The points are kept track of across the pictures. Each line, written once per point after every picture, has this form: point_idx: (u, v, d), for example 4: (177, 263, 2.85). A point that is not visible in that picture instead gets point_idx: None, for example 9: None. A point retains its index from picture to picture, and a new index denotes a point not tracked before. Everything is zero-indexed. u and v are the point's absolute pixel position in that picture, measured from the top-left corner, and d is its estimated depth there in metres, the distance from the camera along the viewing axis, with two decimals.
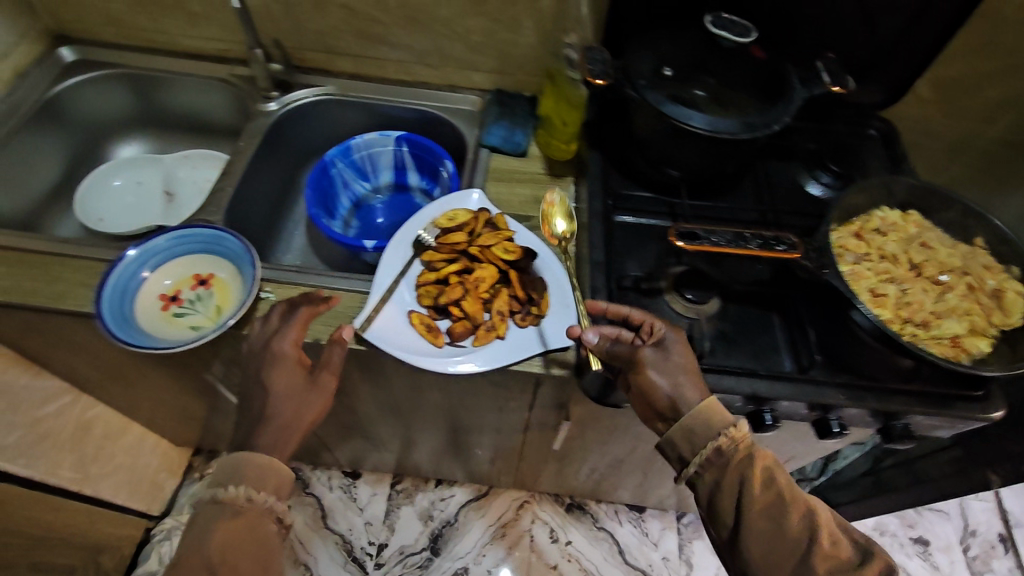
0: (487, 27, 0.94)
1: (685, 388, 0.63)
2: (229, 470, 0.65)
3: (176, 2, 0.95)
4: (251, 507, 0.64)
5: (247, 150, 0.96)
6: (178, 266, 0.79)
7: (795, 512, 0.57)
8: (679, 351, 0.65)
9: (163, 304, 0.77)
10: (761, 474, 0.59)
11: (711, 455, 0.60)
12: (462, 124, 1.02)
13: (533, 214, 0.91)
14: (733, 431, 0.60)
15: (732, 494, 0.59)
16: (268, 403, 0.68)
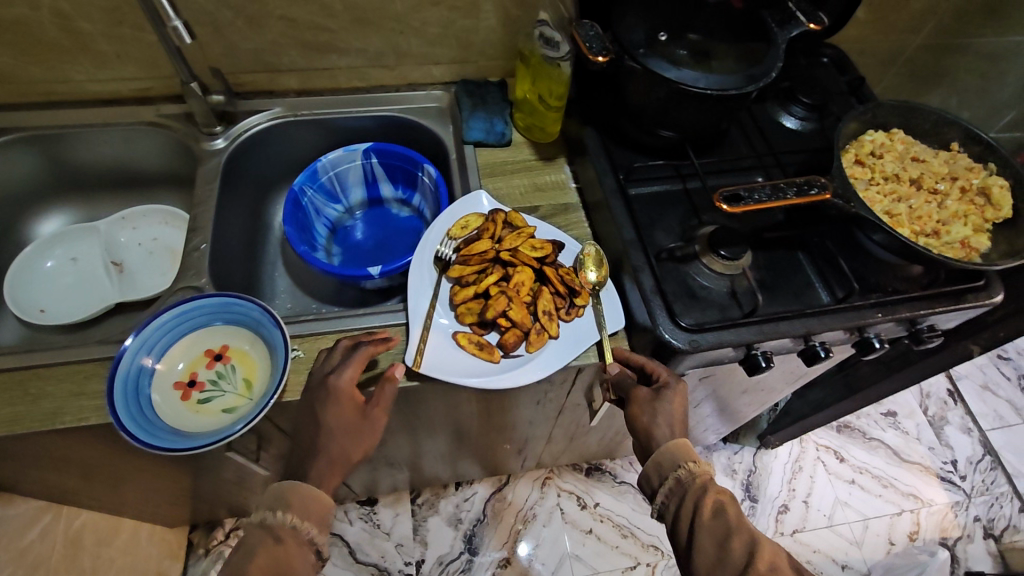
0: (446, 17, 0.89)
1: (663, 430, 0.66)
2: (278, 495, 0.62)
3: (80, 43, 0.82)
4: (290, 535, 0.60)
5: (209, 198, 0.86)
6: (184, 346, 0.71)
7: (738, 539, 0.59)
8: (678, 402, 0.68)
9: (183, 393, 0.69)
10: (712, 504, 0.62)
11: (673, 485, 0.64)
12: (433, 123, 0.96)
13: (540, 203, 0.87)
14: (693, 468, 0.64)
15: (687, 518, 0.62)
16: (322, 437, 0.64)
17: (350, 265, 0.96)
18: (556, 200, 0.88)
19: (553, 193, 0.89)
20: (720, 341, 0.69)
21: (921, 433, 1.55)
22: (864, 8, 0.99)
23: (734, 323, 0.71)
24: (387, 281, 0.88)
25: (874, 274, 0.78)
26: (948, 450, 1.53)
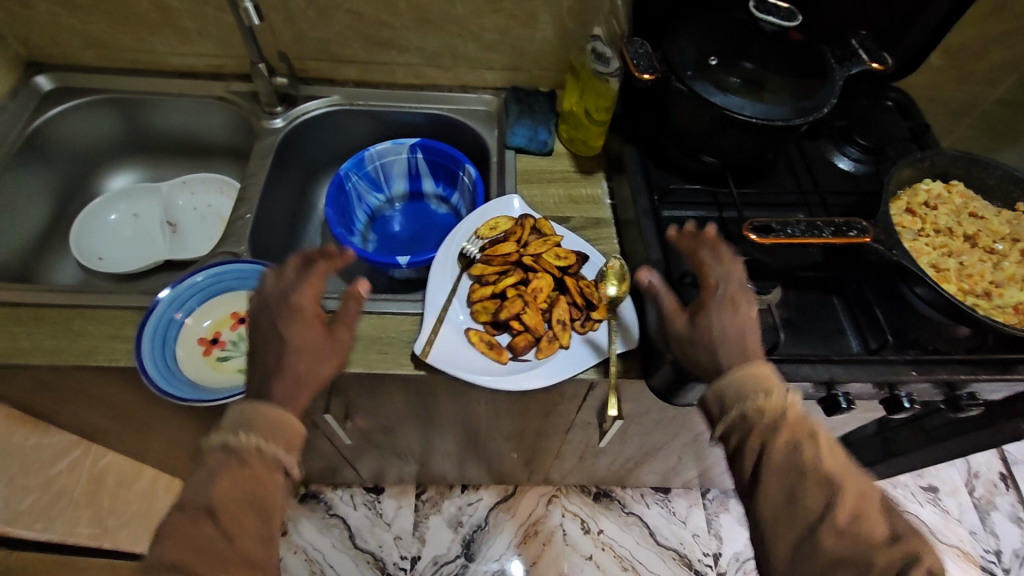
0: (504, 25, 0.91)
1: (715, 357, 0.59)
2: (242, 416, 0.56)
3: (166, 18, 0.89)
4: (258, 460, 0.54)
5: (259, 173, 0.91)
6: (212, 306, 0.75)
7: (815, 490, 0.51)
8: (726, 314, 0.60)
9: (206, 348, 0.73)
10: (786, 445, 0.53)
11: (736, 422, 0.55)
12: (480, 125, 0.99)
13: (572, 214, 0.88)
14: (767, 404, 0.55)
15: (751, 458, 0.54)
16: (283, 354, 0.60)
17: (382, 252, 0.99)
18: (588, 214, 0.88)
19: (586, 206, 0.89)
20: None
21: (962, 515, 1.43)
22: (937, 54, 0.94)
23: None
24: (414, 272, 0.90)
25: (913, 330, 0.73)
26: (992, 537, 1.41)
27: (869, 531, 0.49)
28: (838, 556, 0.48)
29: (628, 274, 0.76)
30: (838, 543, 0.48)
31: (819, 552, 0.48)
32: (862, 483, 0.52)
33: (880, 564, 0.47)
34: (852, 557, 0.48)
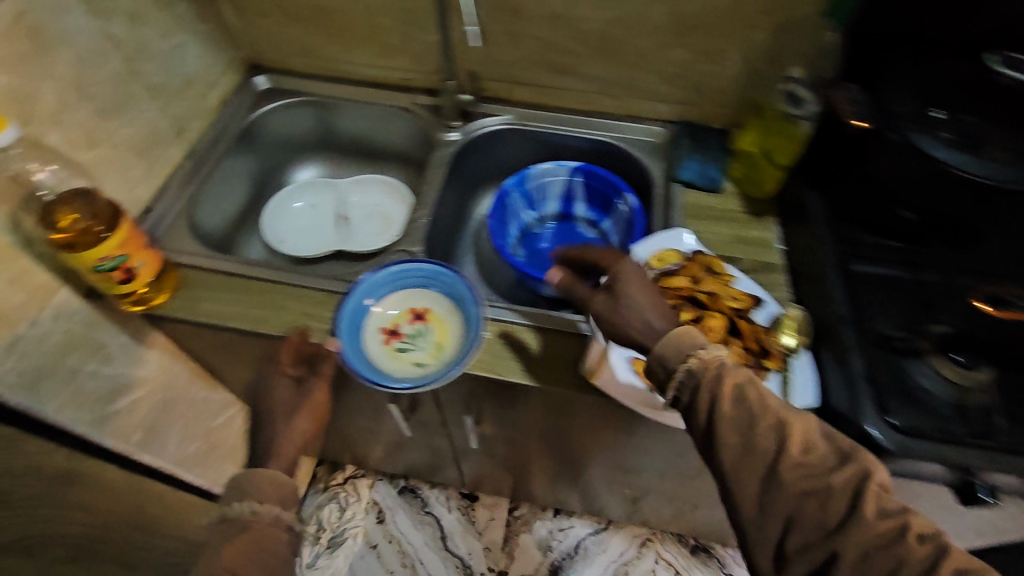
0: (687, 59, 0.91)
1: (641, 325, 0.65)
2: (238, 487, 0.65)
3: (372, 34, 0.97)
4: (257, 521, 0.62)
5: (434, 181, 0.97)
6: (395, 299, 0.81)
7: (764, 425, 0.55)
8: (633, 284, 0.67)
9: (386, 338, 0.78)
10: (731, 393, 0.57)
11: (683, 378, 0.59)
12: (646, 156, 0.99)
13: (741, 255, 0.86)
14: (701, 356, 0.59)
15: (704, 410, 0.57)
16: (267, 425, 0.69)
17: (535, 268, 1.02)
18: (759, 257, 0.86)
19: (756, 249, 0.87)
20: (932, 455, 0.61)
21: None
22: None
23: (955, 441, 0.62)
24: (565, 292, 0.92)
25: None
26: None
27: (817, 454, 0.53)
28: (801, 480, 0.52)
29: (807, 327, 0.74)
30: (796, 474, 0.52)
31: (782, 484, 0.52)
32: (806, 420, 0.56)
33: (835, 484, 0.51)
34: (813, 486, 0.51)
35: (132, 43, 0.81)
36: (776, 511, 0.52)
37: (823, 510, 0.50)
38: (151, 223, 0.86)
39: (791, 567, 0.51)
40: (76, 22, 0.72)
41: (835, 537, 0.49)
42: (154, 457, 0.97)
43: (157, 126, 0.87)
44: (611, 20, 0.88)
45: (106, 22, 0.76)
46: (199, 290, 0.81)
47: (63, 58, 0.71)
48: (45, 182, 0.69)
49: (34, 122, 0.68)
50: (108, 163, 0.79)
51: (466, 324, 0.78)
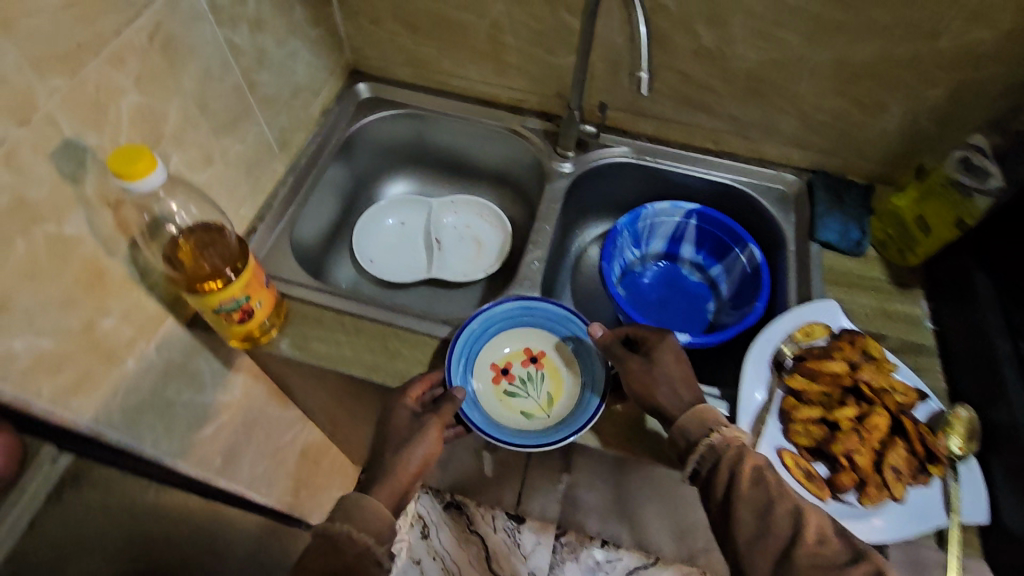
0: (843, 109, 0.83)
1: (667, 394, 0.67)
2: (343, 505, 0.61)
3: (493, 51, 0.90)
4: (351, 545, 0.59)
5: (550, 217, 0.90)
6: (513, 337, 0.78)
7: (782, 512, 0.58)
8: (671, 359, 0.69)
9: (495, 376, 0.76)
10: (750, 473, 0.60)
11: (705, 452, 0.63)
12: (775, 208, 0.92)
13: (890, 331, 0.79)
14: (724, 432, 0.64)
15: (723, 485, 0.61)
16: (390, 451, 0.65)
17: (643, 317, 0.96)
18: (908, 336, 0.79)
19: (905, 326, 0.80)
20: None
21: None
22: None
23: None
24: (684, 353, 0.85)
25: None
26: None
27: (832, 545, 0.56)
28: (812, 569, 0.55)
29: (976, 432, 0.68)
30: (808, 562, 0.55)
31: (794, 569, 0.55)
32: (821, 514, 0.59)
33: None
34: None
35: (253, 54, 0.74)
36: None
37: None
38: (255, 245, 0.81)
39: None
40: (207, 35, 0.66)
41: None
42: (232, 481, 0.92)
43: (264, 142, 0.81)
44: (767, 62, 0.79)
45: (232, 33, 0.69)
46: (306, 326, 0.76)
47: (190, 75, 0.64)
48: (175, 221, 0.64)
49: (160, 143, 0.62)
50: (220, 182, 0.73)
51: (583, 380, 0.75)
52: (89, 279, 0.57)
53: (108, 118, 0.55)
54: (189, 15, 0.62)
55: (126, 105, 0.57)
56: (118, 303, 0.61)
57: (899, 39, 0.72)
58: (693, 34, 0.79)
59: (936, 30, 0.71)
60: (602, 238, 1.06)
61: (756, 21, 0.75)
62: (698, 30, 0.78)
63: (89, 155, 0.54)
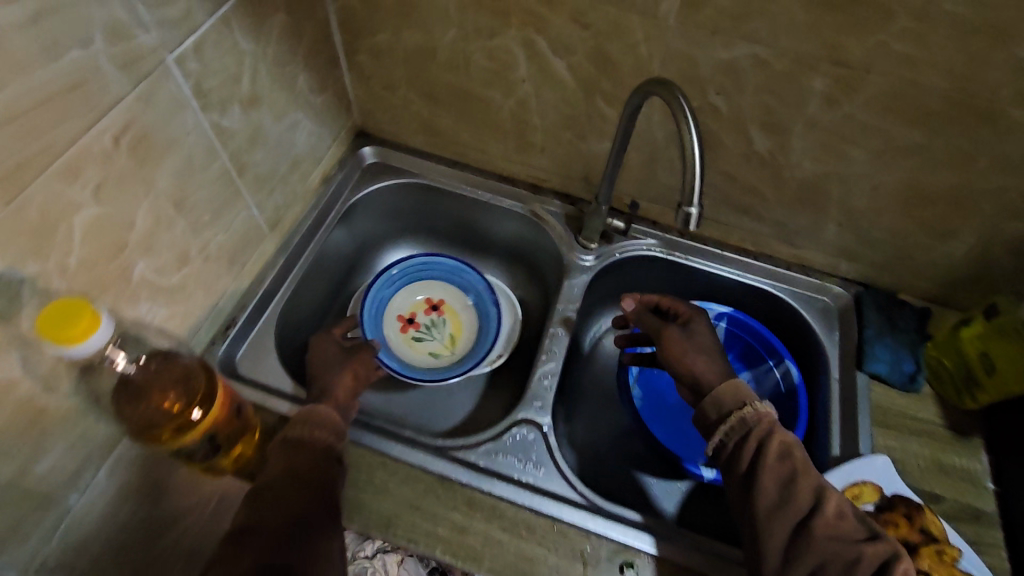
0: (906, 230, 0.73)
1: (704, 363, 0.70)
2: (297, 415, 0.61)
3: (517, 129, 0.80)
4: (312, 445, 0.58)
5: (567, 320, 0.80)
6: (415, 291, 0.91)
7: (805, 483, 0.57)
8: (705, 333, 0.74)
9: (403, 326, 0.89)
10: (776, 447, 0.60)
11: (735, 424, 0.63)
12: (818, 325, 0.82)
13: (943, 492, 0.70)
14: (757, 408, 0.64)
15: (750, 455, 0.60)
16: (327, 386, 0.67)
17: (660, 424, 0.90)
18: (965, 499, 0.69)
19: (961, 486, 0.70)
20: None
21: None
22: None
23: None
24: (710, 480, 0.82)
25: None
26: None
27: (851, 523, 0.55)
28: (830, 541, 0.54)
29: None
30: (827, 535, 0.54)
31: (808, 539, 0.54)
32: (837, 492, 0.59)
33: (867, 554, 0.52)
34: (843, 549, 0.53)
35: (246, 134, 0.65)
36: (800, 562, 0.54)
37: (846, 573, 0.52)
38: (234, 342, 0.71)
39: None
40: (189, 121, 0.56)
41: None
42: None
43: (253, 224, 0.72)
44: (826, 175, 0.70)
45: (220, 116, 0.60)
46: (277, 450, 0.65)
47: (166, 172, 0.55)
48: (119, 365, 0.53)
49: (124, 252, 0.53)
50: (196, 277, 0.64)
51: (479, 321, 0.89)
52: (20, 420, 0.47)
53: (55, 241, 0.46)
54: (167, 107, 0.53)
55: (81, 220, 0.48)
56: (58, 441, 0.52)
57: (985, 170, 0.63)
58: (745, 139, 0.69)
59: None
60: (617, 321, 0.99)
61: (819, 134, 0.65)
62: (752, 136, 0.68)
63: (27, 287, 0.45)
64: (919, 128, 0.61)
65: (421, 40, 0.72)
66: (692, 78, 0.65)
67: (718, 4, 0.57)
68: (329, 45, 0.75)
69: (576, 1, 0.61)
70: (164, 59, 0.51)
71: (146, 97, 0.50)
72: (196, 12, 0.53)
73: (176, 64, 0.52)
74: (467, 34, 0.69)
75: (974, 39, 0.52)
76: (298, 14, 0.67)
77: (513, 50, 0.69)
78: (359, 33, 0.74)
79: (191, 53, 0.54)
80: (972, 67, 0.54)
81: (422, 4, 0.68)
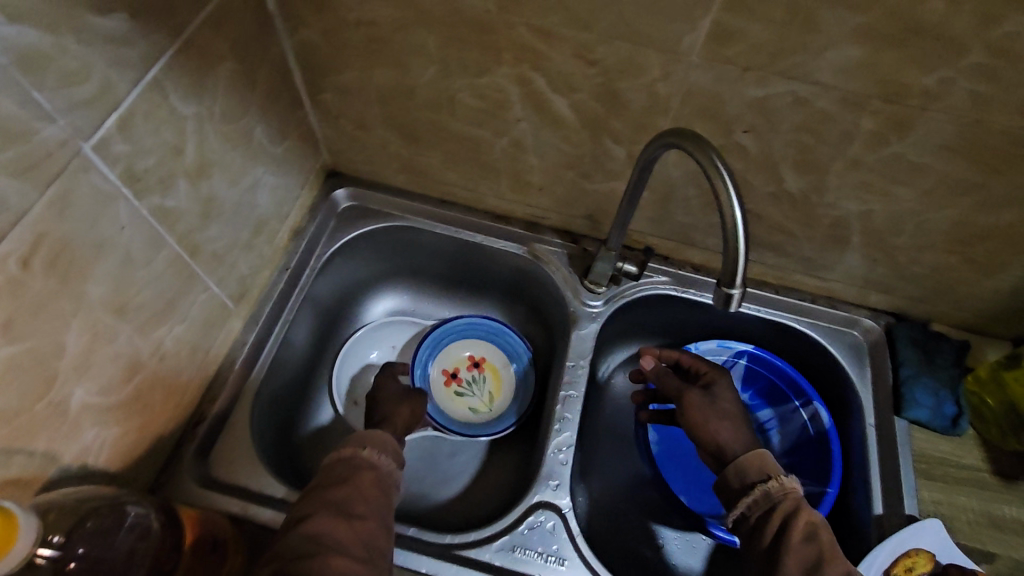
0: (950, 265, 0.66)
1: (728, 430, 0.62)
2: (357, 437, 0.55)
3: (512, 168, 0.70)
4: (365, 470, 0.51)
5: (578, 382, 0.72)
6: (460, 345, 0.82)
7: (832, 567, 0.48)
8: (728, 398, 0.67)
9: (445, 380, 0.80)
10: (803, 526, 0.51)
11: (758, 497, 0.55)
12: (851, 365, 0.75)
13: (997, 548, 0.65)
14: (784, 481, 0.55)
15: (773, 535, 0.52)
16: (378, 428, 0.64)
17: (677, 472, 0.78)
18: (1020, 555, 0.64)
19: (1015, 540, 0.65)
20: None
21: None
22: None
23: None
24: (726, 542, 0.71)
25: None
26: None
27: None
28: None
29: None
30: None
31: None
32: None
33: None
34: None
35: (197, 209, 0.55)
36: None
37: None
38: (203, 441, 0.62)
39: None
40: (123, 214, 0.46)
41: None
42: None
43: (216, 304, 0.62)
44: (865, 213, 0.62)
45: (163, 197, 0.50)
46: None
47: (98, 280, 0.45)
48: (51, 559, 0.42)
49: (55, 385, 0.43)
50: (151, 382, 0.55)
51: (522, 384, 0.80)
52: None
53: None
54: (91, 205, 0.42)
55: None
56: None
57: None
58: (775, 178, 0.61)
59: None
60: (627, 361, 0.85)
61: (861, 172, 0.57)
62: (783, 175, 0.60)
63: None
64: (977, 168, 0.54)
65: (398, 79, 0.62)
66: (718, 117, 0.56)
67: (753, 39, 0.48)
68: (289, 85, 0.64)
69: (582, 35, 0.52)
70: (80, 150, 0.40)
71: (61, 202, 0.40)
72: (117, 83, 0.42)
73: (97, 151, 0.42)
74: (451, 72, 0.59)
75: None
76: (248, 58, 0.56)
77: (506, 88, 0.59)
78: (323, 71, 0.63)
79: (115, 134, 0.43)
80: None
81: (396, 40, 0.57)
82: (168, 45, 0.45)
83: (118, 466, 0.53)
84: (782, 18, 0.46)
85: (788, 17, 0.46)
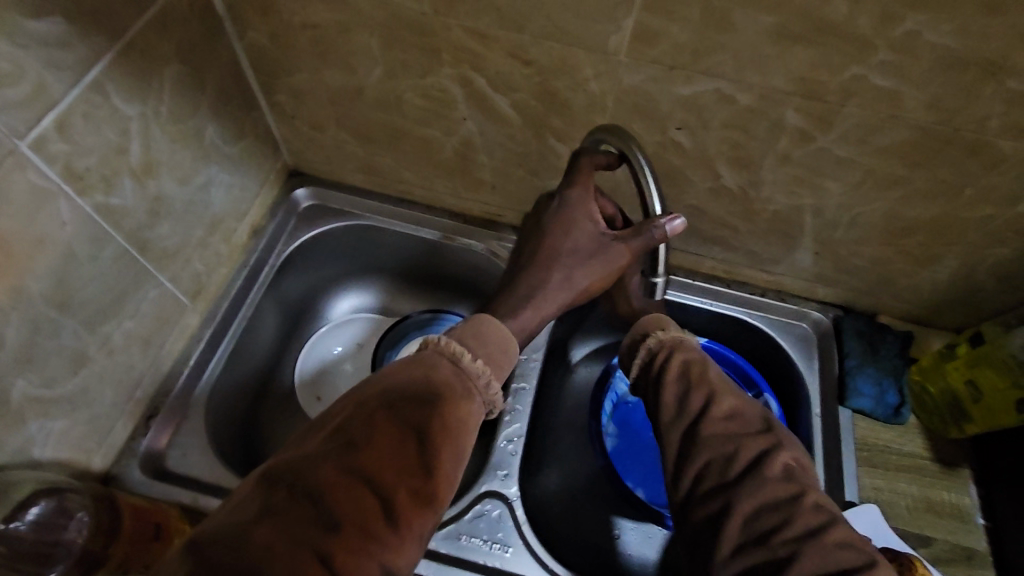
0: (887, 257, 0.68)
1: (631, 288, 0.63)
2: (475, 331, 0.52)
3: (465, 166, 0.72)
4: (454, 395, 0.47)
5: (530, 374, 0.74)
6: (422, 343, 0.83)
7: (698, 391, 0.51)
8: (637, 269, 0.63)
9: None
10: (678, 369, 0.53)
11: (644, 356, 0.55)
12: (798, 357, 0.76)
13: (933, 532, 0.67)
14: (664, 333, 0.56)
15: (655, 381, 0.53)
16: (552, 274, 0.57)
17: (631, 463, 0.78)
18: (956, 540, 0.67)
19: (951, 525, 0.67)
20: None
21: None
22: None
23: None
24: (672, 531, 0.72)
25: None
26: None
27: (744, 421, 0.49)
28: (716, 440, 0.47)
29: None
30: (716, 432, 0.48)
31: (697, 442, 0.48)
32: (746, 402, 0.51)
33: (745, 450, 0.46)
34: (724, 445, 0.47)
35: (145, 208, 0.56)
36: (689, 468, 0.47)
37: (729, 473, 0.46)
38: (156, 433, 0.63)
39: (689, 521, 0.46)
40: (64, 212, 0.47)
41: (732, 489, 0.45)
42: None
43: (169, 300, 0.64)
44: (799, 207, 0.64)
45: (107, 195, 0.51)
46: None
47: (38, 275, 0.46)
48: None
49: None
50: (99, 376, 0.56)
51: None
52: None
53: None
54: (28, 202, 0.44)
55: None
56: None
57: (971, 201, 0.58)
58: (713, 174, 0.63)
59: (1019, 198, 0.56)
60: (592, 355, 0.86)
61: (791, 167, 0.59)
62: (720, 170, 0.62)
63: None
64: (899, 162, 0.56)
65: (345, 80, 0.63)
66: (651, 115, 0.58)
67: (675, 38, 0.50)
68: (242, 85, 0.66)
69: (515, 36, 0.53)
70: (16, 148, 0.42)
71: None
72: (53, 84, 0.44)
73: (34, 150, 0.43)
74: (396, 72, 0.61)
75: (960, 72, 0.47)
76: (196, 60, 0.58)
77: (449, 89, 0.61)
78: (274, 73, 0.65)
79: (53, 133, 0.45)
80: (958, 100, 0.49)
81: (341, 42, 0.59)
82: (108, 47, 0.47)
83: (63, 455, 0.55)
84: (699, 18, 0.48)
85: (706, 17, 0.48)
